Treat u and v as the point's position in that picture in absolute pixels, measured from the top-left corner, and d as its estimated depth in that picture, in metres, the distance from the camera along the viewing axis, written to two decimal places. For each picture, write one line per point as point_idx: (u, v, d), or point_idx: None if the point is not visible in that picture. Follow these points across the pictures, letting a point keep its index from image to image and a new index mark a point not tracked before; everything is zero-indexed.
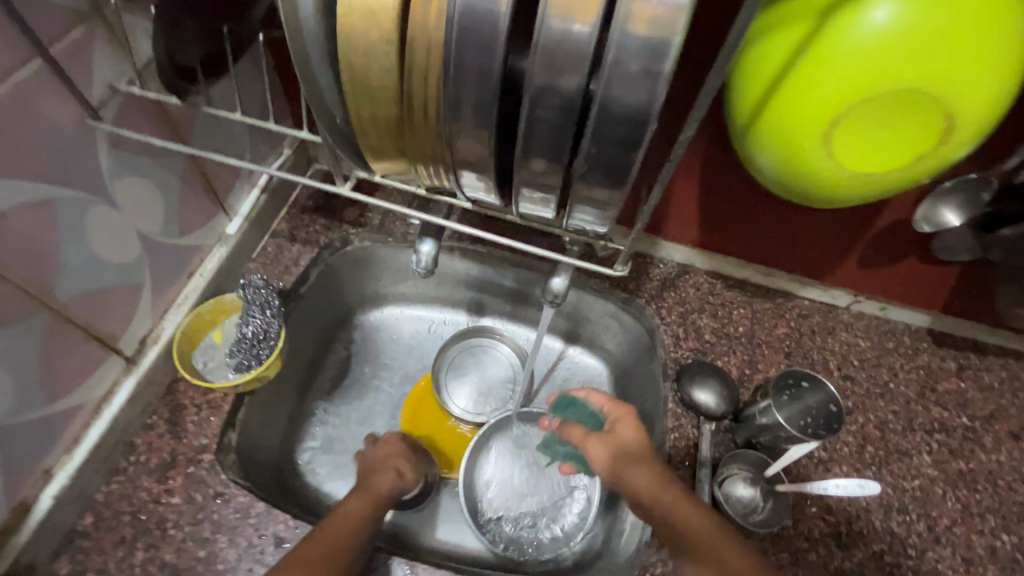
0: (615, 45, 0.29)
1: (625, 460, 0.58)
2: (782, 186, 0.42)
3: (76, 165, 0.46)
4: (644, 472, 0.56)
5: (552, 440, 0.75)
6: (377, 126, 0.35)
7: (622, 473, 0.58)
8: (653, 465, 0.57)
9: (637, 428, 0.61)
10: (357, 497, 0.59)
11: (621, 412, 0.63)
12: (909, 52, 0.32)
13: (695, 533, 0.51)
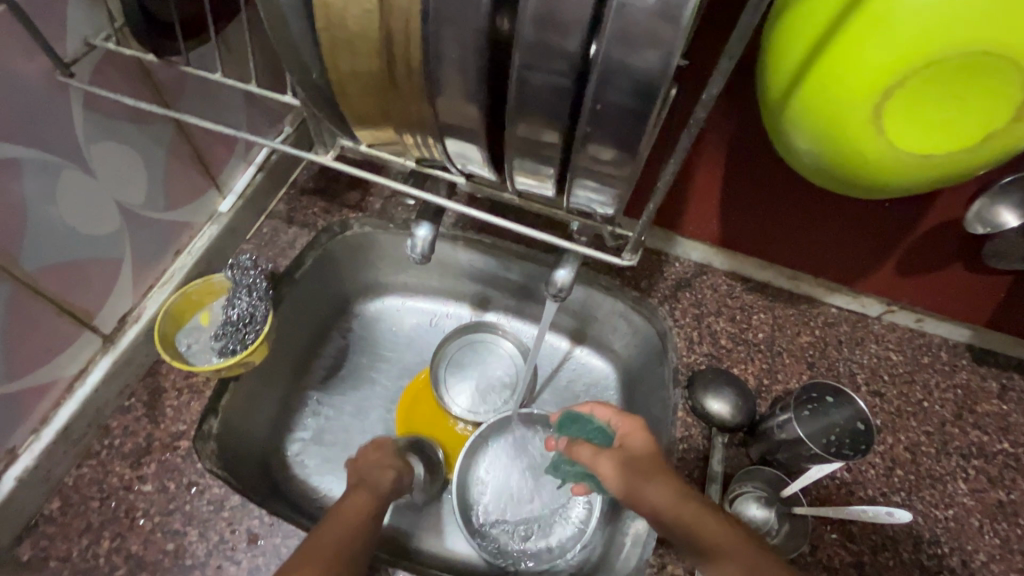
0: None
1: (639, 475, 0.53)
2: (823, 172, 0.37)
3: (43, 123, 0.43)
4: (661, 485, 0.51)
5: (562, 461, 0.69)
6: (356, 83, 0.31)
7: (638, 491, 0.52)
8: (671, 477, 0.52)
9: (650, 438, 0.56)
10: (362, 492, 0.56)
11: (629, 425, 0.58)
12: (987, 5, 0.26)
13: (730, 551, 0.45)
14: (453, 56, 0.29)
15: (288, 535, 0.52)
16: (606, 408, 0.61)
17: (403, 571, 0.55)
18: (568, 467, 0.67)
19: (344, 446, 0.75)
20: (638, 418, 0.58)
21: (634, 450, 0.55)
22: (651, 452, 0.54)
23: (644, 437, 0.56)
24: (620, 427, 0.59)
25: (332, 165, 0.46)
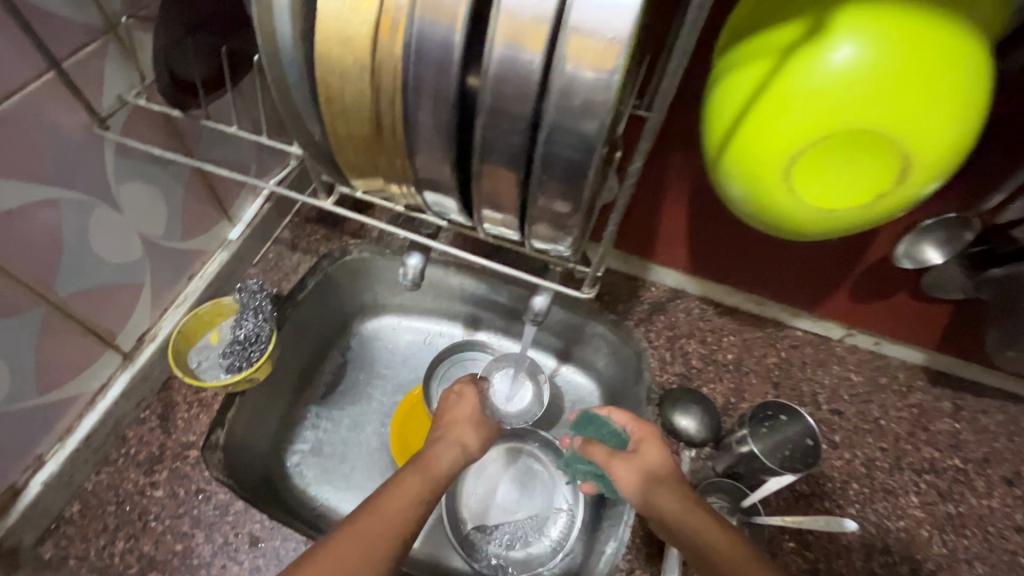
0: (561, 78, 0.30)
1: (654, 482, 0.57)
2: (750, 216, 0.43)
3: (79, 169, 0.49)
4: (671, 492, 0.56)
5: (574, 458, 0.73)
6: (351, 145, 0.37)
7: (649, 494, 0.57)
8: (679, 488, 0.57)
9: (663, 449, 0.61)
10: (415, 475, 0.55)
11: (645, 432, 0.62)
12: (867, 94, 0.32)
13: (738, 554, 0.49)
14: (429, 128, 0.35)
15: (287, 537, 0.57)
16: (624, 415, 0.64)
17: None
18: (579, 465, 0.71)
19: (341, 457, 0.79)
20: (654, 427, 0.62)
21: (651, 458, 0.59)
22: (666, 463, 0.59)
23: (659, 448, 0.61)
24: (635, 432, 0.63)
25: (333, 208, 0.52)
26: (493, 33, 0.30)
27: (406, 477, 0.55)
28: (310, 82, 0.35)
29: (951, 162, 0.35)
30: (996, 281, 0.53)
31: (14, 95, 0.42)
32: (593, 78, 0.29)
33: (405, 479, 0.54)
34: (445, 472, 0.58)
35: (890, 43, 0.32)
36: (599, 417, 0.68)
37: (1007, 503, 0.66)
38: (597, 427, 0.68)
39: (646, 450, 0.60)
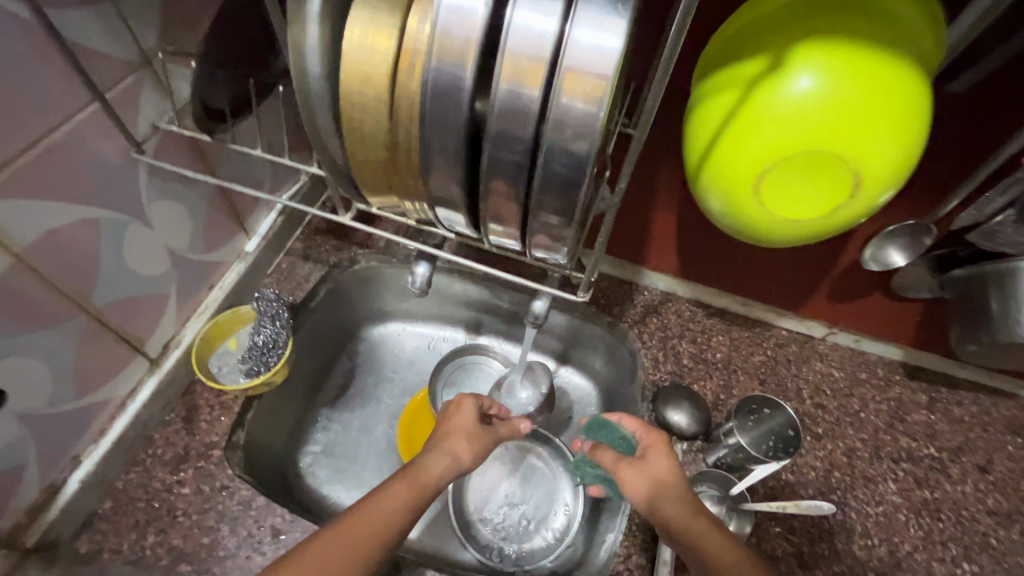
0: (556, 111, 0.31)
1: (660, 486, 0.59)
2: (725, 225, 0.47)
3: (116, 190, 0.53)
4: (677, 498, 0.57)
5: (584, 461, 0.77)
6: (370, 168, 0.42)
7: (653, 498, 0.58)
8: (685, 495, 0.58)
9: (670, 455, 0.62)
10: (402, 484, 0.56)
11: (653, 439, 0.64)
12: (822, 121, 0.37)
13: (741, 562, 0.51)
14: None
15: (307, 530, 0.61)
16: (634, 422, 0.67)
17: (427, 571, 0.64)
18: (587, 468, 0.75)
19: (351, 457, 0.84)
20: (662, 435, 0.64)
21: (658, 463, 0.61)
22: (672, 469, 0.60)
23: (667, 454, 0.62)
24: (644, 439, 0.65)
25: (350, 224, 0.57)
26: (499, 68, 0.31)
27: (395, 483, 0.56)
28: (333, 111, 0.39)
29: (897, 180, 0.41)
30: (957, 281, 0.59)
31: (63, 125, 0.46)
32: (584, 110, 0.31)
33: (395, 482, 0.56)
34: (434, 483, 0.58)
35: (842, 76, 0.37)
36: (609, 422, 0.72)
37: (980, 488, 0.71)
38: (609, 432, 0.71)
39: (653, 455, 0.62)
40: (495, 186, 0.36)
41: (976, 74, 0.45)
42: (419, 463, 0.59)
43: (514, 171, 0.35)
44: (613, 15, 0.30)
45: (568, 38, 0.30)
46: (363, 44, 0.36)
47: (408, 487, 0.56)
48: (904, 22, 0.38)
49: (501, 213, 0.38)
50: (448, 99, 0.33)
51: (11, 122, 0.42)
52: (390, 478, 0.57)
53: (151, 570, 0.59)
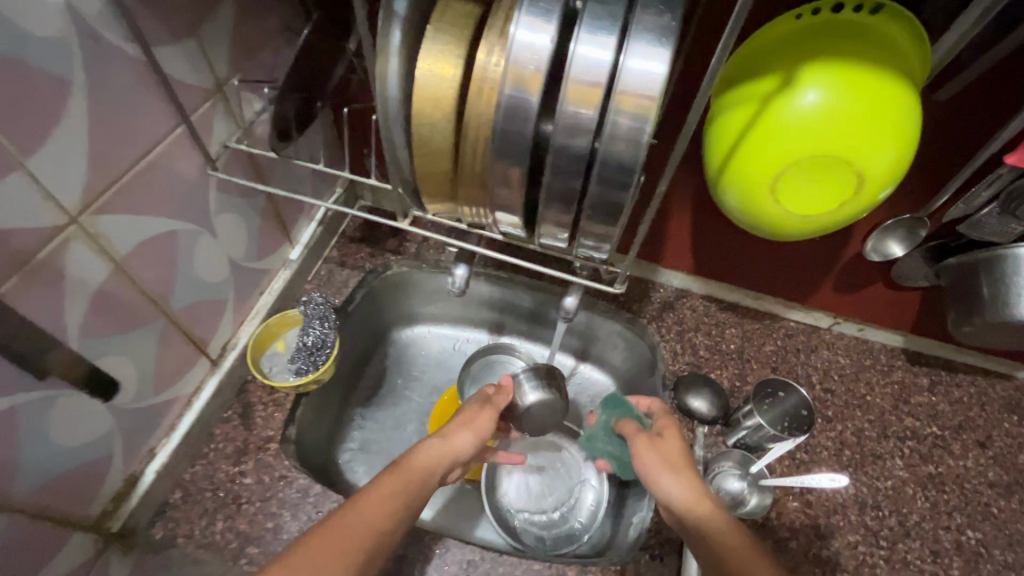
0: (611, 125, 0.37)
1: (667, 466, 0.61)
2: (741, 222, 0.53)
3: (194, 205, 0.59)
4: (680, 480, 0.60)
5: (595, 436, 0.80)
6: (434, 180, 0.47)
7: (657, 475, 0.61)
8: (689, 477, 0.60)
9: (681, 440, 0.64)
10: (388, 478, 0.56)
11: (667, 422, 0.67)
12: (828, 129, 0.43)
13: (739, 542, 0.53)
14: None
15: None
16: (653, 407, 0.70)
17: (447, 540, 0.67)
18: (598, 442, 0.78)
19: (386, 453, 0.88)
20: (676, 420, 0.67)
21: (670, 445, 0.63)
22: (681, 451, 0.63)
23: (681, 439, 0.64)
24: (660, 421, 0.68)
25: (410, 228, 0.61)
26: (564, 89, 0.37)
27: (386, 474, 0.56)
28: (405, 128, 0.45)
29: (893, 179, 0.47)
30: (953, 269, 0.65)
31: (156, 147, 0.52)
32: (632, 125, 0.37)
33: (383, 477, 0.56)
34: (423, 467, 0.59)
35: (844, 91, 0.43)
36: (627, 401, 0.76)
37: (980, 463, 0.76)
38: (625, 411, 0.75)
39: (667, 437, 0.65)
40: (553, 192, 0.42)
41: (958, 84, 0.51)
42: (410, 452, 0.60)
43: (572, 177, 0.40)
44: (659, 46, 0.35)
45: (622, 68, 0.36)
46: (436, 71, 0.42)
47: (402, 480, 0.56)
48: (896, 46, 0.45)
49: (555, 215, 0.44)
50: (518, 117, 0.38)
51: (120, 145, 0.48)
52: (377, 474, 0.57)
53: (223, 553, 0.64)
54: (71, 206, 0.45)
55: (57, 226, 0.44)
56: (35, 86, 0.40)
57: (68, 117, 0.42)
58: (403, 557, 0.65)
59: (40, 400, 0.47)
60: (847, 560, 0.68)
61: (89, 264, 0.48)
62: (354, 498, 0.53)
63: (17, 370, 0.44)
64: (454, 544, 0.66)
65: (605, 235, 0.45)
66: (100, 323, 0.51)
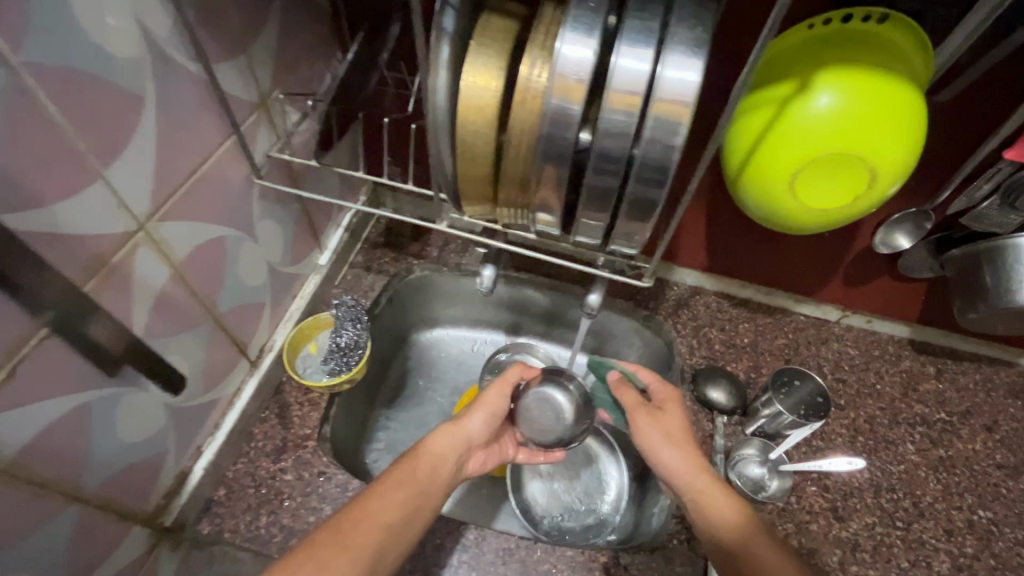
0: (649, 128, 0.41)
1: (667, 439, 0.63)
2: (759, 217, 0.57)
3: (240, 212, 0.62)
4: (680, 453, 0.61)
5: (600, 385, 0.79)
6: (476, 183, 0.51)
7: (658, 450, 0.62)
8: (688, 448, 0.62)
9: (682, 412, 0.65)
10: (401, 466, 0.60)
11: (668, 395, 0.67)
12: (842, 129, 0.47)
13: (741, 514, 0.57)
14: None
15: None
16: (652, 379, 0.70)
17: (473, 529, 0.69)
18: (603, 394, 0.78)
19: None
20: (676, 391, 0.67)
21: (672, 420, 0.64)
22: (682, 425, 0.64)
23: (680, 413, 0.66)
24: (659, 392, 0.68)
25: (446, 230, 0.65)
26: (606, 98, 0.40)
27: (396, 469, 0.59)
28: (450, 135, 0.48)
29: (901, 175, 0.50)
30: (955, 259, 0.69)
31: (210, 157, 0.55)
32: (668, 127, 0.40)
33: (399, 467, 0.59)
34: (435, 453, 0.62)
35: (856, 95, 0.46)
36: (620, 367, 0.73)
37: (988, 446, 0.80)
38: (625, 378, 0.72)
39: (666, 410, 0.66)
40: (594, 190, 0.45)
41: (959, 84, 0.55)
42: (423, 441, 0.63)
43: (612, 177, 0.44)
44: (692, 57, 0.39)
45: (659, 75, 0.39)
46: (481, 83, 0.45)
47: (411, 473, 0.59)
48: (901, 52, 0.49)
49: (594, 214, 0.47)
50: (562, 124, 0.42)
51: (181, 156, 0.51)
52: (391, 463, 0.60)
53: (268, 546, 0.66)
54: (140, 213, 0.48)
55: (128, 232, 0.47)
56: (116, 104, 0.43)
57: (141, 130, 0.46)
58: (441, 545, 0.68)
59: (109, 397, 0.50)
60: (865, 540, 0.71)
61: (153, 268, 0.51)
62: (363, 497, 0.56)
63: (92, 368, 0.47)
64: (490, 535, 0.69)
65: (639, 231, 0.48)
66: (159, 324, 0.54)
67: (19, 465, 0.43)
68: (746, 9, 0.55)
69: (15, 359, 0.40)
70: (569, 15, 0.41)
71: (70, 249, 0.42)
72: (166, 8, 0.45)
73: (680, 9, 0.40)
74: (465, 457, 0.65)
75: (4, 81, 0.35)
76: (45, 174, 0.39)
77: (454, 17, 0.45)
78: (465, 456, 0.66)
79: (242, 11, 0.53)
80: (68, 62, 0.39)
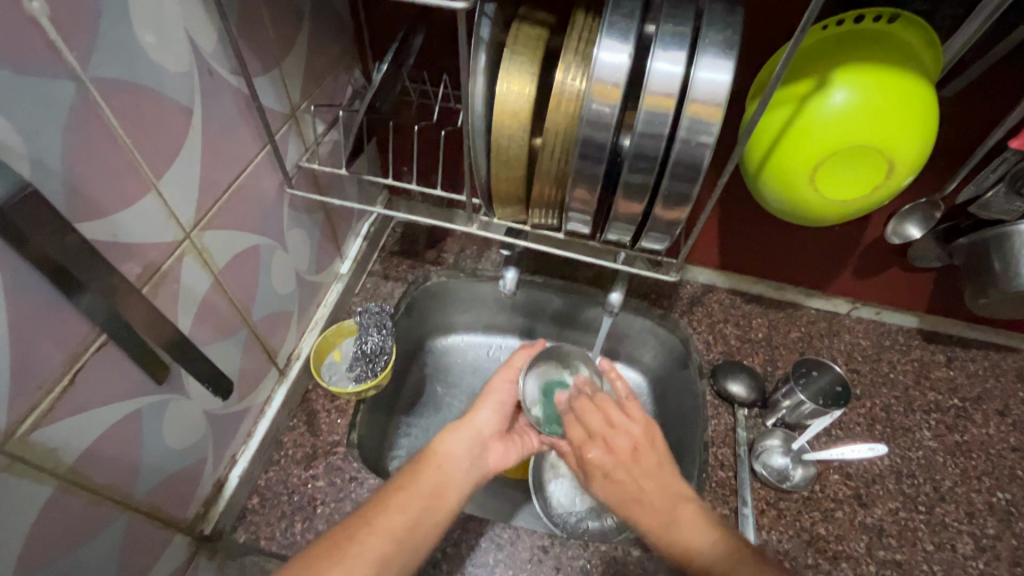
0: (686, 126, 0.42)
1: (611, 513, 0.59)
2: (780, 211, 0.59)
3: (272, 222, 0.64)
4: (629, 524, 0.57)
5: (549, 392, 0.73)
6: (509, 184, 0.52)
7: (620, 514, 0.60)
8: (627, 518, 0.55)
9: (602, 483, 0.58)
10: (414, 471, 0.59)
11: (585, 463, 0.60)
12: (859, 124, 0.49)
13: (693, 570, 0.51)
14: None
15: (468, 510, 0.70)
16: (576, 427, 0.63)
17: (510, 530, 0.70)
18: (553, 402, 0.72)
19: None
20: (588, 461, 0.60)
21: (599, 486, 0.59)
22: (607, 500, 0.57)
23: (604, 468, 0.58)
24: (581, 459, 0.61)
25: (472, 233, 0.66)
26: (643, 99, 0.42)
27: (402, 474, 0.59)
28: (485, 139, 0.50)
29: (917, 165, 0.53)
30: (962, 247, 0.71)
31: (247, 168, 0.56)
32: (702, 123, 0.42)
33: (418, 470, 0.59)
34: (444, 455, 0.62)
35: (871, 91, 0.49)
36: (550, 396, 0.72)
37: (1002, 430, 0.82)
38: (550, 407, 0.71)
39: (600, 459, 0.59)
40: (630, 189, 0.47)
41: (965, 79, 0.58)
42: (434, 443, 0.63)
43: (647, 174, 0.46)
44: (724, 59, 0.41)
45: (694, 77, 0.42)
46: (516, 88, 0.47)
47: (416, 476, 0.59)
48: (911, 48, 0.52)
49: (628, 211, 0.49)
50: (599, 125, 0.44)
51: (222, 167, 0.52)
52: (400, 470, 0.60)
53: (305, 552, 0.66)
54: (186, 222, 0.49)
55: (176, 241, 0.49)
56: (167, 116, 0.45)
57: (188, 142, 0.47)
58: (476, 544, 0.68)
59: (157, 403, 0.51)
60: (890, 525, 0.72)
61: (196, 276, 0.52)
62: (365, 509, 0.55)
63: (142, 375, 0.48)
64: (525, 533, 0.69)
65: (670, 226, 0.50)
66: (203, 331, 0.55)
67: (79, 471, 0.44)
68: (761, 15, 0.58)
69: (78, 366, 0.42)
70: (605, 22, 0.43)
71: (127, 259, 0.44)
72: (212, 24, 0.47)
73: (709, 14, 0.42)
74: (480, 451, 0.65)
75: (75, 96, 0.37)
76: (109, 185, 0.41)
77: (489, 27, 0.47)
78: (481, 449, 0.65)
79: (276, 27, 0.55)
80: (130, 79, 0.41)
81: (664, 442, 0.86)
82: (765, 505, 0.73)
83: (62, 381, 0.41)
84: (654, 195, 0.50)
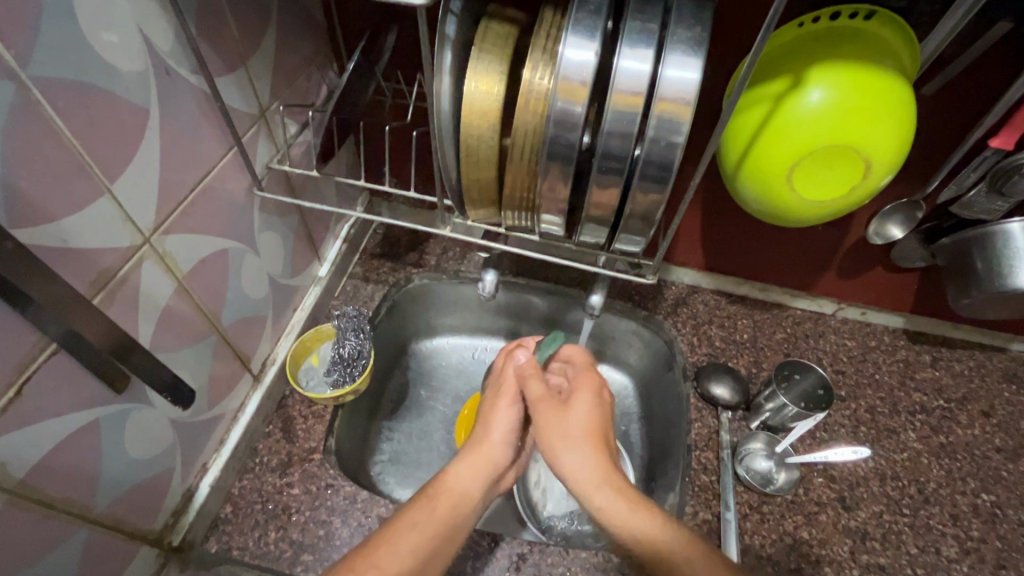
0: (654, 126, 0.41)
1: (568, 436, 0.59)
2: (758, 211, 0.58)
3: (241, 225, 0.62)
4: (581, 454, 0.58)
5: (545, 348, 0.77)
6: (479, 184, 0.51)
7: (556, 446, 0.59)
8: (594, 453, 0.58)
9: (592, 402, 0.63)
10: (421, 508, 0.55)
11: (581, 386, 0.66)
12: (833, 122, 0.48)
13: (605, 533, 0.54)
14: None
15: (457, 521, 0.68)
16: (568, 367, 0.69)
17: (488, 537, 0.68)
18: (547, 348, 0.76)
19: (418, 462, 0.83)
20: (589, 383, 0.66)
21: (539, 429, 0.62)
22: (589, 418, 0.62)
23: (587, 398, 0.64)
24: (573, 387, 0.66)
25: (451, 235, 0.64)
26: (609, 97, 0.42)
27: (409, 512, 0.55)
28: (454, 140, 0.49)
29: (897, 164, 0.52)
30: (946, 248, 0.71)
31: (212, 170, 0.55)
32: (671, 121, 0.41)
33: (424, 508, 0.56)
34: (456, 493, 0.58)
35: (848, 89, 0.48)
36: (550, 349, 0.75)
37: (987, 430, 0.81)
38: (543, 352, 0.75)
39: (573, 403, 0.63)
40: (601, 190, 0.46)
41: (946, 74, 0.57)
42: (441, 478, 0.59)
43: (617, 175, 0.44)
44: (692, 56, 0.40)
45: (661, 76, 0.40)
46: (484, 87, 0.46)
47: (425, 511, 0.55)
48: (886, 45, 0.51)
49: (600, 212, 0.48)
50: (566, 125, 0.43)
51: (183, 170, 0.51)
52: (405, 505, 0.56)
53: (278, 562, 0.64)
54: (145, 227, 0.48)
55: (134, 246, 0.47)
56: (120, 117, 0.43)
57: (144, 145, 0.46)
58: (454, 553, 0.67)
59: (116, 413, 0.49)
60: (874, 528, 0.72)
61: (158, 281, 0.51)
62: (368, 548, 0.52)
63: (100, 385, 0.46)
64: (505, 541, 0.68)
65: (644, 227, 0.49)
66: (166, 338, 0.54)
67: (30, 484, 0.42)
68: (737, 12, 0.57)
69: (26, 376, 0.40)
70: (571, 19, 0.42)
71: (78, 266, 0.42)
72: (168, 21, 0.46)
73: (678, 10, 0.41)
74: (491, 484, 0.61)
75: (15, 96, 0.36)
76: (54, 190, 0.40)
77: (455, 24, 0.45)
78: (492, 485, 0.62)
79: (241, 25, 0.54)
80: (77, 77, 0.39)
81: (649, 447, 0.85)
82: (748, 509, 0.72)
83: (7, 393, 0.39)
84: (625, 196, 0.49)
